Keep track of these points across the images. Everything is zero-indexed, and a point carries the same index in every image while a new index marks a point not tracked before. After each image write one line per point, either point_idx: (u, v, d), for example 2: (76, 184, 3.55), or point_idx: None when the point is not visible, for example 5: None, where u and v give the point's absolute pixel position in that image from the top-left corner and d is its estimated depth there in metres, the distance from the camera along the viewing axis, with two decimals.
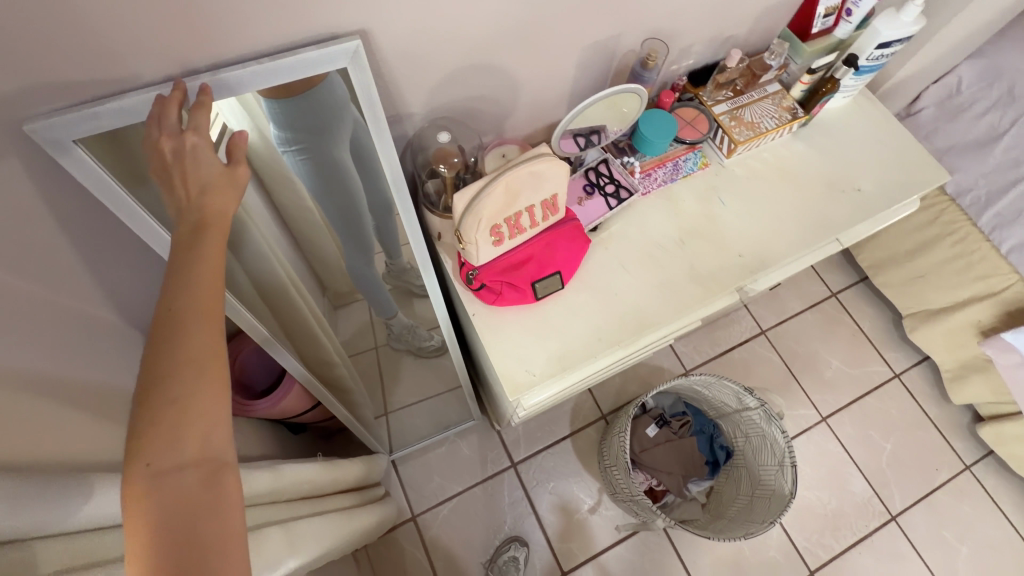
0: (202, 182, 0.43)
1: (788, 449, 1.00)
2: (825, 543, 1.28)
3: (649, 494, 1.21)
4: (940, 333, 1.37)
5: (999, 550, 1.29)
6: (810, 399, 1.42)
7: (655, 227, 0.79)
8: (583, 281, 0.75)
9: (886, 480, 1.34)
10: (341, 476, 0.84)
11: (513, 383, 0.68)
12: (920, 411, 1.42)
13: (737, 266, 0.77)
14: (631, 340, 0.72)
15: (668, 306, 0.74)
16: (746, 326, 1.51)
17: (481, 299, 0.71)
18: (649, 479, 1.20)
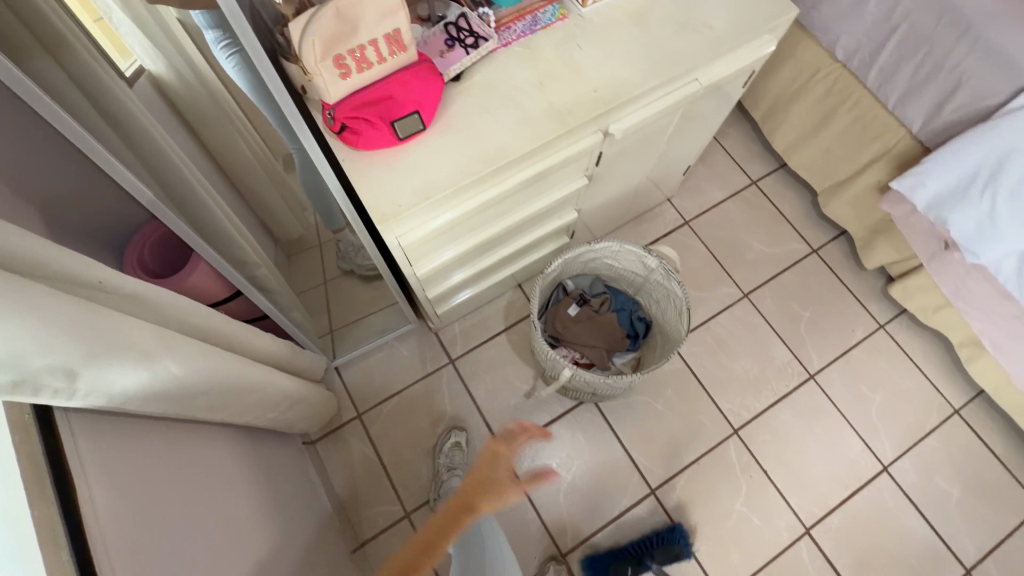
0: None
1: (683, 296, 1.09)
2: (748, 404, 1.37)
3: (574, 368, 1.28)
4: (847, 202, 1.44)
5: (910, 396, 1.39)
6: (732, 278, 1.50)
7: (516, 72, 0.84)
8: (446, 124, 0.81)
9: (804, 343, 1.43)
10: (250, 341, 0.90)
11: (379, 212, 0.75)
12: (837, 280, 1.50)
13: (591, 99, 0.83)
14: (491, 169, 0.78)
15: (527, 138, 0.80)
16: (671, 219, 1.57)
17: (347, 143, 0.76)
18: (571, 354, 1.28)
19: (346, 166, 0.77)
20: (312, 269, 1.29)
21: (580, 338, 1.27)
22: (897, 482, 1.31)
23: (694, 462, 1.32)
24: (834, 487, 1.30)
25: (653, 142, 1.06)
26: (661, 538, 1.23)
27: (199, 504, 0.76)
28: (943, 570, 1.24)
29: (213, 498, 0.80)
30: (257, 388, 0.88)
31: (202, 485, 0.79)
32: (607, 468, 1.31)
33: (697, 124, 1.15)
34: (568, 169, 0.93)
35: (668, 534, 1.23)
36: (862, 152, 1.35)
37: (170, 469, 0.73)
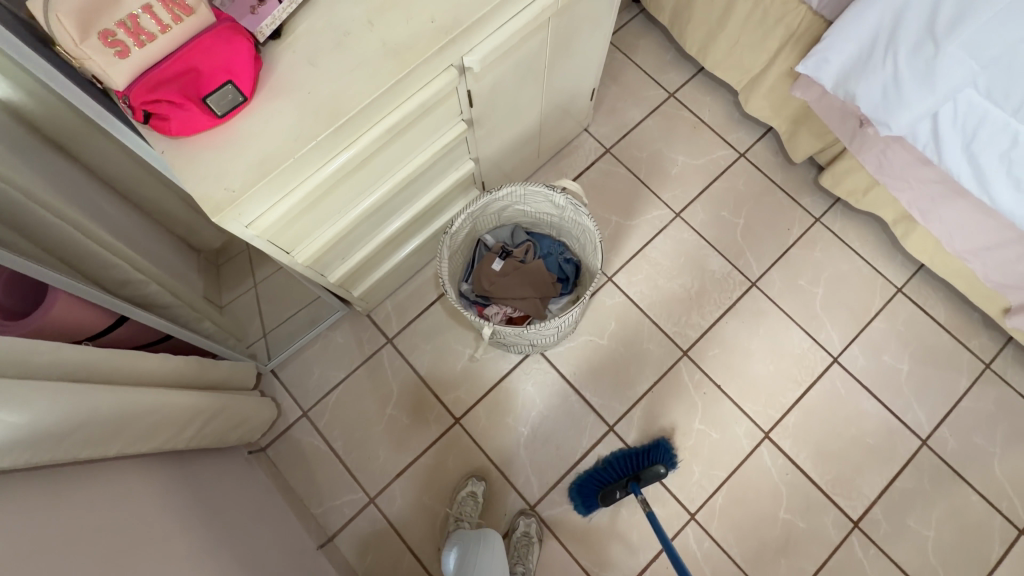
0: None
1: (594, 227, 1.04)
2: (693, 323, 1.35)
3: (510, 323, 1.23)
4: (766, 95, 1.37)
5: (852, 282, 1.37)
6: (662, 199, 1.45)
7: (342, 15, 0.75)
8: (273, 89, 0.72)
9: (741, 251, 1.40)
10: (133, 368, 0.84)
11: (212, 202, 0.67)
12: (767, 179, 1.46)
13: (430, 30, 0.74)
14: (331, 130, 0.70)
15: (364, 88, 0.72)
16: (590, 149, 1.50)
17: (160, 131, 0.67)
18: (503, 310, 1.22)
19: (167, 158, 0.69)
20: (236, 271, 1.26)
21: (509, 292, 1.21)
22: (848, 370, 1.31)
23: (649, 391, 1.31)
24: (788, 387, 1.30)
25: (530, 69, 0.98)
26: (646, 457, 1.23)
27: (111, 530, 0.72)
28: (900, 444, 1.27)
29: (131, 524, 0.76)
30: (153, 409, 0.83)
31: (111, 513, 0.75)
32: (563, 414, 1.30)
33: (579, 40, 1.06)
34: (435, 115, 0.86)
35: (652, 453, 1.24)
36: (769, 37, 1.27)
37: (61, 500, 0.69)
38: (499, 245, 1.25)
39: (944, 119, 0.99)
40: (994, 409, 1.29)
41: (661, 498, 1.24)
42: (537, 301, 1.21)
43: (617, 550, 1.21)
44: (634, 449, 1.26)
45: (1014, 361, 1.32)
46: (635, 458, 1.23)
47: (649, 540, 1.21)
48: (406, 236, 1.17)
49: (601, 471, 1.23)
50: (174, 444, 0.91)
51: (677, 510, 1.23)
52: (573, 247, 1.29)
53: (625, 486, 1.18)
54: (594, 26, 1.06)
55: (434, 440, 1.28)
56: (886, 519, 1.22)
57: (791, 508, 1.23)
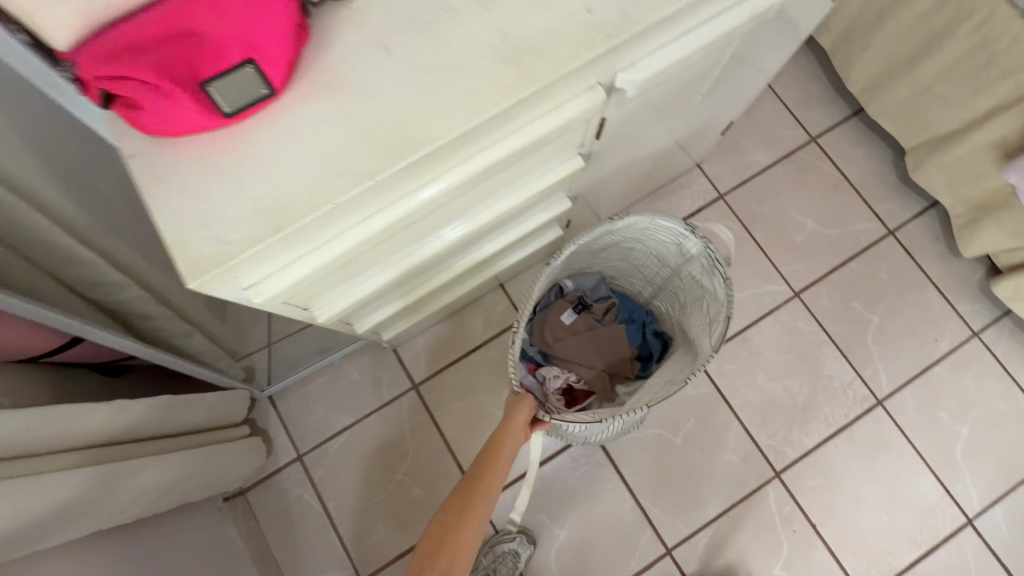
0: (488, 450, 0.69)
1: (729, 297, 0.78)
2: (793, 439, 1.07)
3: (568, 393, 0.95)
4: (949, 166, 1.05)
5: (1007, 426, 1.07)
6: (779, 271, 1.15)
7: None
8: (316, 82, 0.44)
9: (870, 357, 1.10)
10: (78, 428, 0.61)
11: (190, 258, 0.41)
12: (918, 271, 1.14)
13: (581, 26, 0.46)
14: (399, 166, 0.43)
15: (461, 107, 0.44)
16: (698, 191, 1.20)
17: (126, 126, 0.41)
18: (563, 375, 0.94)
19: (134, 168, 0.43)
20: None
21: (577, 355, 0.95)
22: (983, 539, 1.02)
23: (723, 515, 1.04)
24: (902, 546, 1.02)
25: (683, 95, 0.69)
26: None
27: None
28: None
29: None
30: (99, 487, 0.60)
31: None
32: (611, 522, 1.03)
33: (750, 63, 0.76)
34: (549, 149, 0.58)
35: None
36: (983, 93, 0.95)
37: None
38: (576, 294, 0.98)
39: None
40: None
41: None
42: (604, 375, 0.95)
43: None
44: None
45: None
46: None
47: None
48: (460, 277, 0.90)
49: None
50: (122, 521, 0.68)
51: None
52: (662, 321, 1.02)
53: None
54: (776, 45, 0.76)
55: None
56: None
57: None
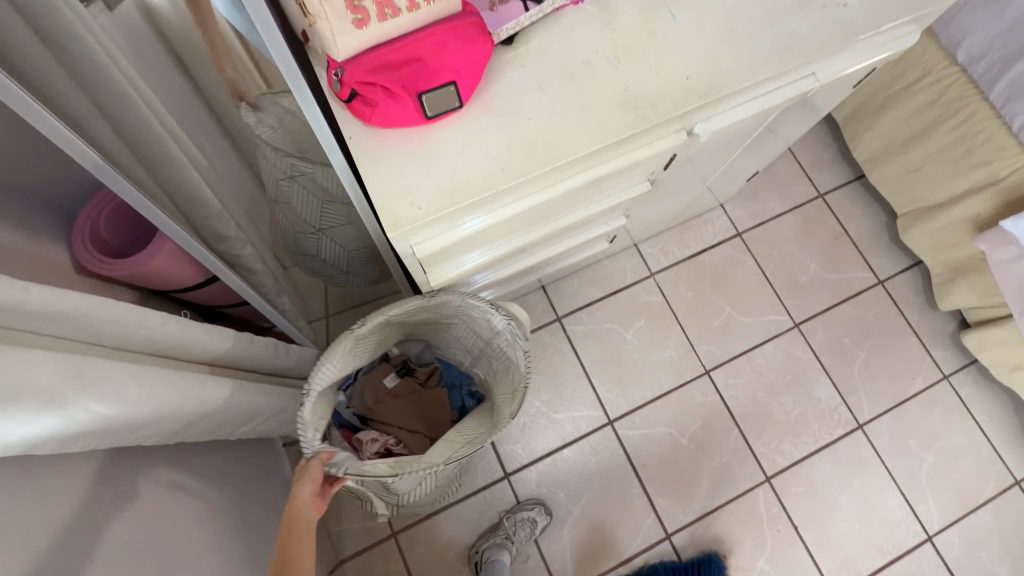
0: (298, 523, 0.63)
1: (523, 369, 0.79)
2: (783, 450, 1.22)
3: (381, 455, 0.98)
4: (933, 231, 1.24)
5: (966, 460, 1.24)
6: (783, 304, 1.32)
7: (584, 41, 0.64)
8: (488, 103, 0.61)
9: (854, 387, 1.27)
10: (231, 347, 0.75)
11: (391, 217, 0.57)
12: (900, 318, 1.33)
13: (681, 88, 0.63)
14: (542, 170, 0.59)
15: (589, 134, 0.61)
16: (720, 228, 1.38)
17: (358, 116, 0.57)
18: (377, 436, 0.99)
19: (352, 146, 0.59)
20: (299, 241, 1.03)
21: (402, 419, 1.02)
22: (940, 555, 1.17)
23: (718, 509, 1.18)
24: (870, 553, 1.16)
25: (730, 146, 0.87)
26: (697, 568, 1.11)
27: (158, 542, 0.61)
28: None
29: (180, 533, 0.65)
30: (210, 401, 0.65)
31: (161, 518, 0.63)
32: (620, 506, 1.17)
33: (783, 127, 0.94)
34: (632, 174, 0.75)
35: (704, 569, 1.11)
36: (963, 176, 1.15)
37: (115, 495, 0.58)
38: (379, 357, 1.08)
39: None
40: None
41: None
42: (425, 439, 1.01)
43: None
44: (685, 563, 1.13)
45: None
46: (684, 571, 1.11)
47: None
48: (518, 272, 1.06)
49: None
50: (237, 433, 0.81)
51: None
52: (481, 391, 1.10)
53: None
54: (806, 116, 0.94)
55: (476, 490, 1.16)
56: None
57: None
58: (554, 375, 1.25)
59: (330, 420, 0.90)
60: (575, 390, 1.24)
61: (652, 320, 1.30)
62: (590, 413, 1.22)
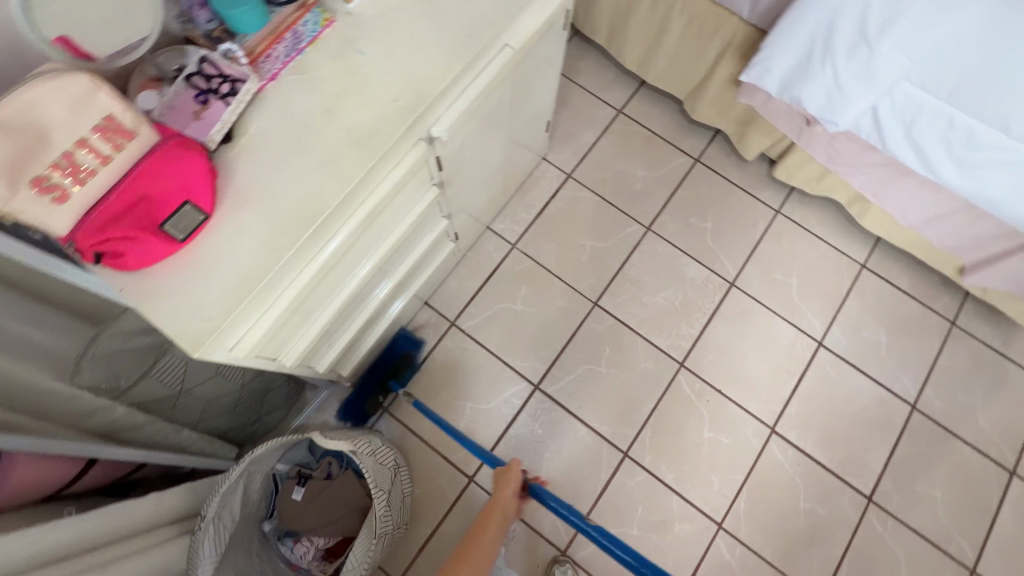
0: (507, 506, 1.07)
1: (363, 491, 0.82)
2: (684, 333, 1.37)
3: (326, 556, 1.09)
4: (711, 102, 1.41)
5: (821, 267, 1.45)
6: (631, 216, 1.47)
7: (296, 106, 0.70)
8: (236, 199, 0.66)
9: (715, 254, 1.44)
10: (120, 519, 0.78)
11: (192, 336, 0.61)
12: (725, 181, 1.51)
13: (396, 109, 0.70)
14: (311, 232, 0.65)
15: (337, 183, 0.67)
16: (552, 177, 1.50)
17: (117, 269, 0.60)
18: (311, 546, 1.08)
19: (127, 297, 0.62)
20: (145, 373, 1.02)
21: (321, 522, 1.06)
22: (833, 352, 1.38)
23: (655, 409, 1.32)
24: (782, 379, 1.35)
25: (494, 120, 0.96)
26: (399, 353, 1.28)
27: None
28: (894, 413, 1.34)
29: None
30: None
31: None
32: (576, 451, 1.28)
33: (533, 84, 1.04)
34: (410, 188, 0.82)
35: (398, 344, 1.28)
36: (706, 50, 1.31)
37: None
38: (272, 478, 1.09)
39: (883, 112, 1.07)
40: (968, 364, 1.38)
41: (688, 515, 1.25)
42: (349, 526, 1.08)
43: None
44: (383, 352, 1.28)
45: (977, 315, 1.42)
46: (387, 355, 1.27)
47: (685, 559, 1.22)
48: (384, 305, 1.11)
49: (376, 368, 1.25)
50: None
51: (705, 523, 1.25)
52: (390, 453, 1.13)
53: (385, 389, 1.24)
54: (547, 66, 1.04)
55: (453, 503, 1.24)
56: (896, 490, 1.28)
57: (810, 496, 1.27)
58: (471, 372, 1.33)
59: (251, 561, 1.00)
60: (496, 374, 1.34)
61: (533, 283, 1.41)
62: (515, 387, 1.33)
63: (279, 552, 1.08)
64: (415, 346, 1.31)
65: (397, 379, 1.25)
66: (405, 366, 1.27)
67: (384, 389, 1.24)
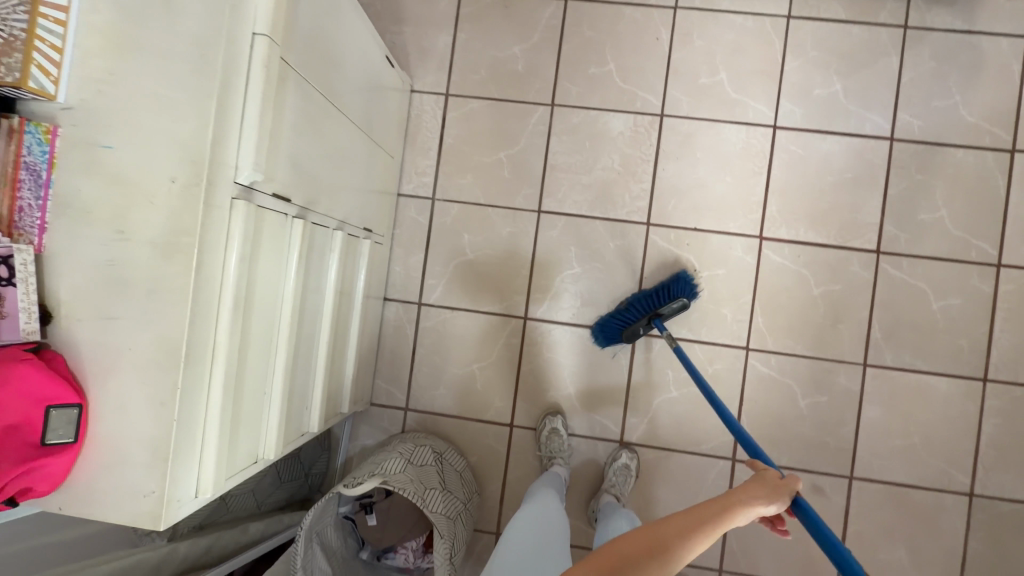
0: None
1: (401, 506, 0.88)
2: (638, 192, 1.28)
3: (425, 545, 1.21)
4: None
5: (745, 45, 1.27)
6: (531, 102, 1.31)
7: (86, 246, 0.61)
8: (96, 374, 0.61)
9: (632, 94, 1.29)
10: None
11: (147, 515, 0.60)
12: (607, 5, 1.29)
13: (181, 193, 0.60)
14: (185, 367, 0.60)
15: (177, 306, 0.60)
16: (432, 107, 1.33)
17: (41, 493, 0.60)
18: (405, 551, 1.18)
19: (71, 511, 0.62)
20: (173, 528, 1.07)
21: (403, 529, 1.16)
22: (791, 129, 1.26)
23: (644, 278, 1.28)
24: (752, 184, 1.26)
25: (314, 115, 0.83)
26: (666, 293, 1.19)
27: None
28: (874, 155, 1.25)
29: None
30: None
31: None
32: (588, 353, 1.29)
33: (335, 40, 0.87)
34: (267, 247, 0.73)
35: (675, 289, 1.19)
36: None
37: None
38: (345, 520, 1.15)
39: None
40: (935, 64, 1.24)
41: (716, 355, 1.27)
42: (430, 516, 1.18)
43: (710, 419, 1.27)
44: (655, 289, 1.21)
45: (928, 3, 1.24)
46: (661, 292, 1.19)
47: (729, 393, 1.27)
48: (340, 335, 1.08)
49: (623, 312, 1.22)
50: None
51: (734, 353, 1.27)
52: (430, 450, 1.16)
53: (647, 324, 1.19)
54: (336, 14, 0.86)
55: (507, 451, 1.31)
56: (901, 230, 1.24)
57: (820, 280, 1.25)
58: (462, 336, 1.32)
59: None
60: (484, 326, 1.32)
61: (471, 226, 1.32)
62: (506, 329, 1.31)
63: (387, 563, 1.19)
64: (460, 218, 1.32)
65: (664, 318, 1.18)
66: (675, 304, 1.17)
67: (644, 324, 1.18)
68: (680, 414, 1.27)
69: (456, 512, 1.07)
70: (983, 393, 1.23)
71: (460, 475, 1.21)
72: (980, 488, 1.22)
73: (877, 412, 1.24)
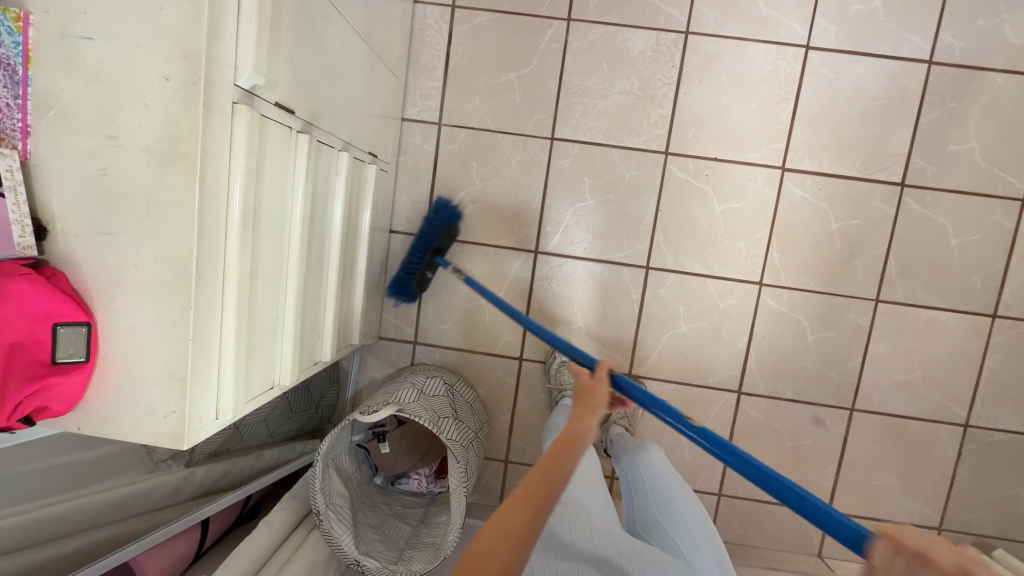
0: None
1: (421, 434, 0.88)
2: (656, 119, 1.21)
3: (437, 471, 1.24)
4: None
5: None
6: (544, 16, 1.20)
7: (76, 153, 0.56)
8: (101, 293, 0.58)
9: (655, 8, 1.18)
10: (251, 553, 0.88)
11: (168, 434, 0.59)
12: None
13: (177, 92, 0.54)
14: (196, 285, 0.57)
15: (183, 219, 0.56)
16: (437, 21, 1.22)
17: (56, 413, 0.58)
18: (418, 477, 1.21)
19: (89, 430, 0.61)
20: None
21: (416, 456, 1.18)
22: (824, 50, 1.17)
23: (658, 211, 1.24)
24: (778, 111, 1.20)
25: (315, 14, 0.74)
26: (433, 225, 1.21)
27: None
28: (908, 80, 1.17)
29: None
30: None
31: None
32: (599, 287, 1.27)
33: None
34: (272, 161, 0.68)
35: (438, 219, 1.21)
36: None
37: None
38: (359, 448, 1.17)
39: None
40: None
41: (728, 289, 1.25)
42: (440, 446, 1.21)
43: (718, 354, 1.28)
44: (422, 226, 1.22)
45: None
46: (425, 231, 1.21)
47: (739, 327, 1.26)
48: (348, 264, 1.04)
49: (407, 264, 1.22)
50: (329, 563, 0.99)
51: (747, 288, 1.25)
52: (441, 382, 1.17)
53: (433, 265, 1.23)
54: None
55: (516, 383, 1.32)
56: (929, 161, 1.19)
57: (840, 214, 1.22)
58: (471, 269, 1.29)
59: (381, 513, 1.14)
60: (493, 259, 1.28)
61: (479, 154, 1.25)
62: (516, 262, 1.28)
63: (400, 488, 1.23)
64: (468, 145, 1.25)
65: (442, 252, 1.23)
66: (447, 235, 1.23)
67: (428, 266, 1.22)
68: (688, 347, 1.28)
69: (469, 439, 1.09)
70: (991, 329, 1.23)
71: (471, 406, 1.23)
72: (976, 420, 1.26)
73: (884, 347, 1.25)
